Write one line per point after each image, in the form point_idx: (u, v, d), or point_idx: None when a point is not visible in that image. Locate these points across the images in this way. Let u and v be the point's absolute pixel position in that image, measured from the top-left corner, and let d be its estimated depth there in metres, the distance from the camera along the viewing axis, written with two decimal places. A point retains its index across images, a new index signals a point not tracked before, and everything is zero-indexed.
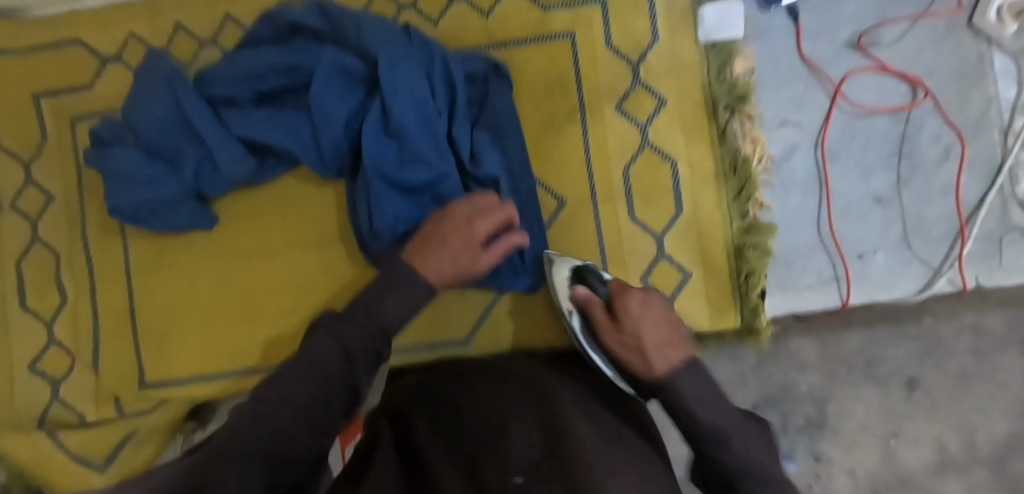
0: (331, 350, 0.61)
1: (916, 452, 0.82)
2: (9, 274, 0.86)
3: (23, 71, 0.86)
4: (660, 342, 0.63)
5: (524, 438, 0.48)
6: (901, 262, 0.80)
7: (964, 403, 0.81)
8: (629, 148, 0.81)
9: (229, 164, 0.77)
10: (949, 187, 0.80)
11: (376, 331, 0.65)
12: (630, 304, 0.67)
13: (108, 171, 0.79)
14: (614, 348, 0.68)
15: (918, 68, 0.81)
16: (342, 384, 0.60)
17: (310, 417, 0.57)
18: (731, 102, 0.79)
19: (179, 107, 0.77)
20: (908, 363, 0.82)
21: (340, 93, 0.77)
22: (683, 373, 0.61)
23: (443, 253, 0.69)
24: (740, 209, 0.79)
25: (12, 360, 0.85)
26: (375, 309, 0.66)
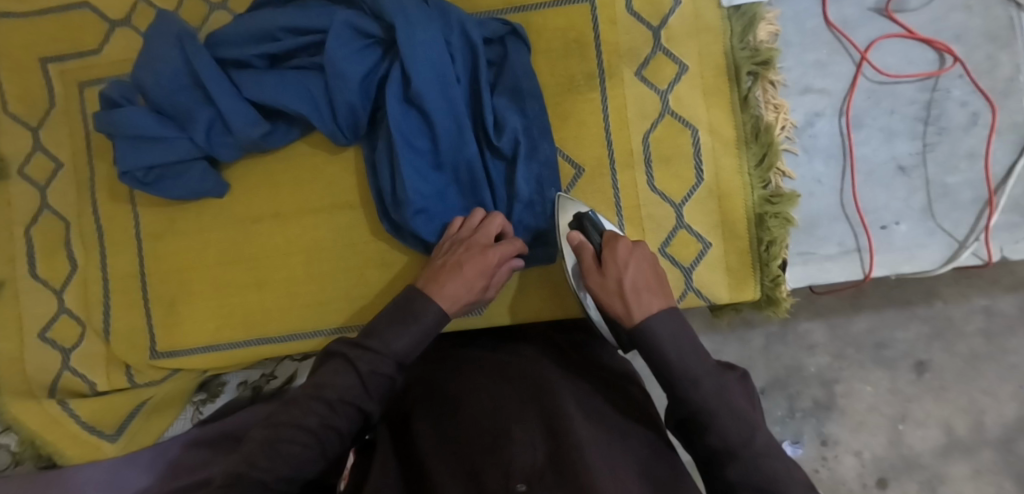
0: (350, 380, 0.57)
1: (923, 432, 0.91)
2: (17, 242, 0.85)
3: (28, 34, 0.84)
4: (639, 286, 0.62)
5: (528, 446, 0.48)
6: (925, 233, 0.79)
7: (974, 385, 0.90)
8: (650, 112, 0.79)
9: (243, 126, 0.77)
10: (975, 156, 0.79)
11: (387, 357, 0.59)
12: (618, 249, 0.65)
13: (119, 132, 0.78)
14: (597, 291, 0.66)
15: (945, 33, 0.79)
16: (353, 409, 0.57)
17: (321, 440, 0.55)
18: (754, 68, 0.77)
19: (190, 67, 0.77)
20: (918, 346, 0.91)
21: (356, 55, 0.75)
22: (663, 316, 0.59)
23: (457, 272, 0.68)
24: (762, 177, 0.77)
25: (22, 328, 0.84)
26: (385, 334, 0.61)
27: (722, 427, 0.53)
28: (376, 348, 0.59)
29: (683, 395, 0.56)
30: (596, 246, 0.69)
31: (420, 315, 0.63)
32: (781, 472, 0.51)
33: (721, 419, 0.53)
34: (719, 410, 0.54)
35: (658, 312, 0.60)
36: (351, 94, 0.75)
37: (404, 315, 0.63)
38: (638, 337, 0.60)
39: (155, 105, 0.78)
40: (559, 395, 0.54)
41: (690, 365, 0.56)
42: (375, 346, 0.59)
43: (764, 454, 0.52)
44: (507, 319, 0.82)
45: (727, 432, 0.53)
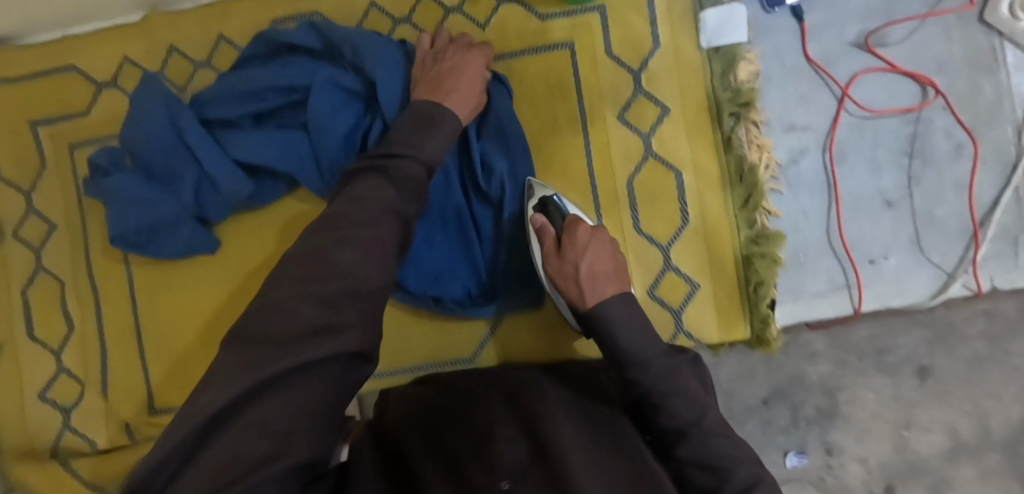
0: (383, 198, 0.58)
1: (929, 439, 0.80)
2: (14, 304, 0.86)
3: (17, 98, 0.85)
4: (596, 272, 0.69)
5: (510, 444, 0.51)
6: (914, 265, 0.79)
7: (978, 390, 0.79)
8: (634, 155, 0.79)
9: (229, 185, 0.77)
10: (961, 187, 0.78)
11: (419, 170, 0.63)
12: (578, 235, 0.71)
13: (110, 196, 0.78)
14: (554, 273, 0.72)
15: (926, 65, 0.78)
16: (390, 213, 0.58)
17: (376, 259, 0.54)
18: (736, 109, 0.77)
19: (177, 128, 0.77)
20: (919, 350, 0.80)
21: (340, 110, 0.76)
22: (615, 303, 0.67)
23: (461, 87, 0.71)
24: (747, 218, 0.77)
25: (25, 388, 0.85)
26: (416, 147, 0.64)
27: (676, 407, 0.60)
28: (375, 212, 0.57)
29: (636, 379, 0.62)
30: (556, 230, 0.73)
31: (399, 178, 0.61)
32: (729, 451, 0.58)
33: (675, 402, 0.60)
34: (671, 394, 0.61)
35: (612, 299, 0.67)
36: (336, 150, 0.75)
37: (387, 178, 0.61)
38: (591, 320, 0.67)
39: (145, 167, 0.78)
40: (536, 399, 0.58)
41: (643, 348, 0.63)
42: (373, 204, 0.57)
43: (713, 435, 0.59)
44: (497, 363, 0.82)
45: (678, 410, 0.60)
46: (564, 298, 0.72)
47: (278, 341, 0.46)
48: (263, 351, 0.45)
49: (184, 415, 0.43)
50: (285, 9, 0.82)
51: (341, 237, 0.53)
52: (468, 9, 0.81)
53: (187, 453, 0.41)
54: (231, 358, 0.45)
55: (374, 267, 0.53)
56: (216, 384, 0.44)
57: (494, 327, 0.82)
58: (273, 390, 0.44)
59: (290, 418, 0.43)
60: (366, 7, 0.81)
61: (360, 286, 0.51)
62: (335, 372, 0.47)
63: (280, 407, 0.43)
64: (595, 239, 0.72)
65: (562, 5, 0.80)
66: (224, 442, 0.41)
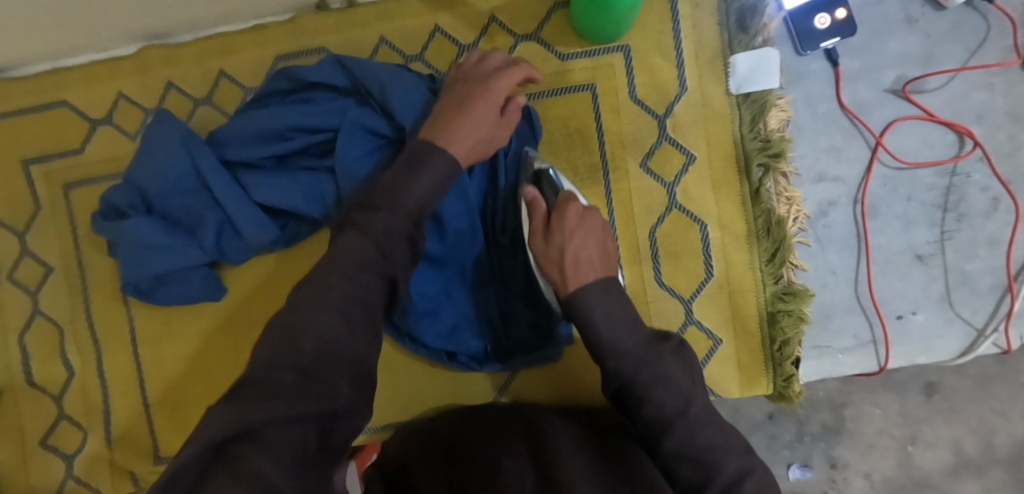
0: (361, 247, 0.53)
1: (934, 454, 0.78)
2: (10, 348, 0.83)
3: (8, 135, 0.81)
4: (581, 258, 0.61)
5: (518, 475, 0.52)
6: (943, 322, 0.76)
7: (985, 407, 0.77)
8: (656, 206, 0.76)
9: (252, 230, 0.73)
10: (996, 242, 0.76)
11: (405, 209, 0.56)
12: (568, 216, 0.63)
13: (122, 240, 0.73)
14: (538, 256, 0.64)
15: (964, 115, 0.75)
16: (374, 271, 0.52)
17: (352, 322, 0.49)
18: (766, 160, 0.74)
19: (196, 168, 0.73)
20: (927, 367, 0.78)
21: (367, 157, 0.72)
22: (598, 292, 0.59)
23: (467, 119, 0.63)
24: (774, 273, 0.75)
25: (24, 435, 0.83)
26: (402, 190, 0.57)
27: (659, 397, 0.56)
28: (352, 274, 0.51)
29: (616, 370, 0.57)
30: (547, 205, 0.67)
31: (382, 230, 0.54)
32: (715, 440, 0.55)
33: (656, 391, 0.56)
34: (656, 383, 0.56)
35: (595, 286, 0.59)
36: None
37: (367, 233, 0.54)
38: (572, 307, 0.60)
39: (161, 210, 0.74)
40: (551, 451, 0.55)
41: (627, 342, 0.58)
42: (351, 263, 0.52)
43: (697, 425, 0.56)
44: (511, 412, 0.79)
45: (660, 400, 0.56)
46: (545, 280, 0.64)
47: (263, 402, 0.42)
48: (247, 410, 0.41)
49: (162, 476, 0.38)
50: (291, 44, 0.78)
51: (315, 301, 0.49)
52: (484, 47, 0.77)
53: None
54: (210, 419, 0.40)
55: (352, 339, 0.49)
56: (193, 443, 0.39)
57: (507, 382, 0.80)
58: (250, 448, 0.39)
59: (276, 470, 0.38)
60: (377, 42, 0.77)
61: (336, 353, 0.48)
62: (317, 431, 0.43)
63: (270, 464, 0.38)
64: (587, 220, 0.63)
65: (583, 45, 0.76)
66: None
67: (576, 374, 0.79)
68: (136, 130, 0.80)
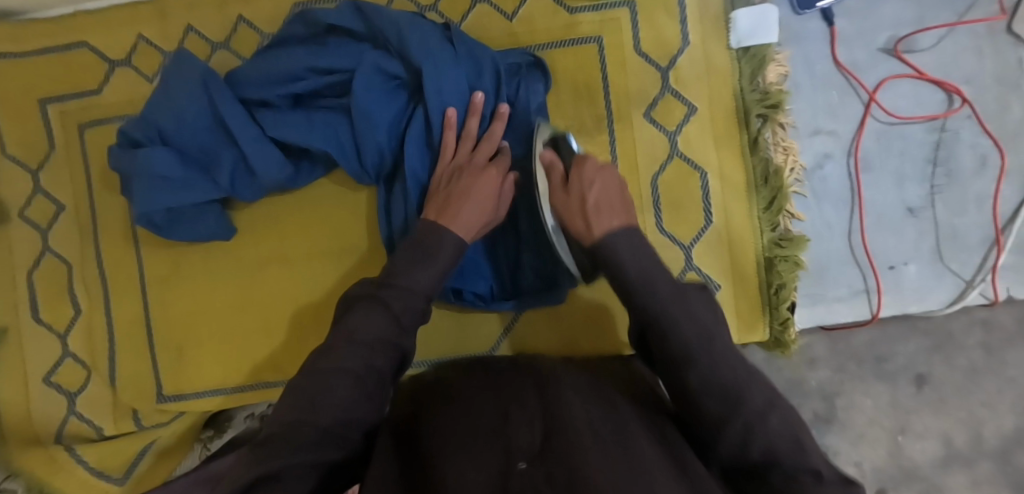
0: (378, 324, 0.60)
1: (922, 446, 0.81)
2: (19, 286, 0.84)
3: (27, 74, 0.82)
4: (601, 206, 0.64)
5: (527, 425, 0.47)
6: (933, 275, 0.79)
7: (973, 399, 0.80)
8: (659, 155, 0.78)
9: (266, 167, 0.74)
10: (984, 198, 0.79)
11: (417, 292, 0.64)
12: (586, 168, 0.66)
13: (137, 174, 0.73)
14: (558, 208, 0.67)
15: (954, 75, 0.78)
16: (388, 344, 0.60)
17: (366, 388, 0.56)
18: (764, 111, 0.77)
19: (211, 105, 0.74)
20: (918, 358, 0.81)
21: (381, 97, 0.73)
22: (623, 235, 0.63)
23: (462, 205, 0.68)
24: (771, 221, 0.77)
25: (27, 372, 0.83)
26: (412, 275, 0.65)
27: (681, 328, 0.55)
28: (371, 344, 0.59)
29: (642, 303, 0.58)
30: (565, 165, 0.68)
31: (396, 308, 0.62)
32: (736, 375, 0.52)
33: (679, 323, 0.55)
34: (679, 316, 0.56)
35: (618, 231, 0.63)
36: (378, 136, 0.73)
37: (384, 310, 0.61)
38: (597, 250, 0.64)
39: (178, 147, 0.74)
40: (563, 400, 0.50)
41: (652, 279, 0.59)
42: (368, 335, 0.59)
43: (722, 359, 0.53)
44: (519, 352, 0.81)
45: (683, 333, 0.55)
46: (571, 232, 0.67)
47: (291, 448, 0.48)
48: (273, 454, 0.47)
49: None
50: None
51: (337, 367, 0.56)
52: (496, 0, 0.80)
53: None
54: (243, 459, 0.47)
55: (369, 403, 0.56)
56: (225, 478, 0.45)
57: (512, 323, 0.81)
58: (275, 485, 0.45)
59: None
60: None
61: (351, 415, 0.54)
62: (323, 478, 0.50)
63: None
64: (606, 172, 0.67)
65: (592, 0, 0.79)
66: None
67: (582, 317, 0.81)
68: (153, 73, 0.82)
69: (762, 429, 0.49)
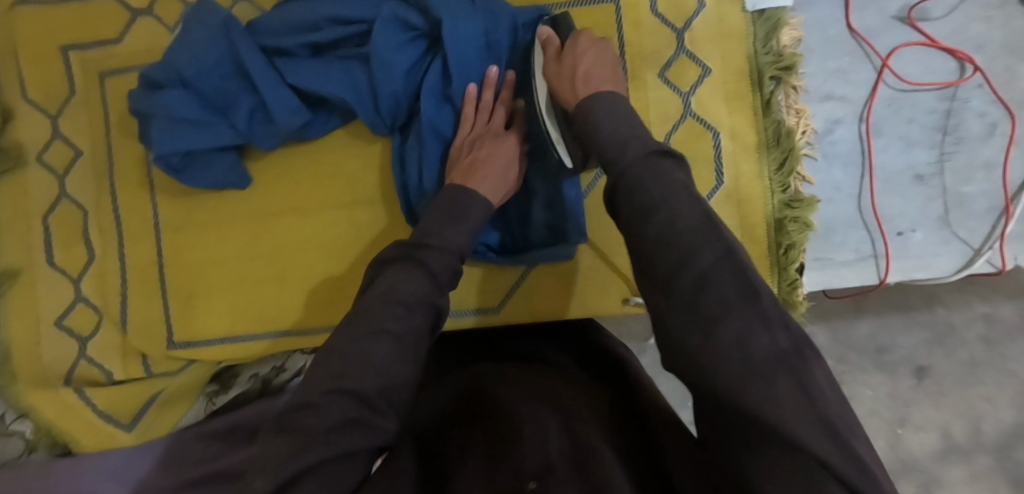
0: (416, 283, 0.55)
1: (921, 438, 0.88)
2: (34, 229, 0.84)
3: (49, 20, 0.83)
4: (591, 70, 0.61)
5: (541, 441, 0.48)
6: (940, 241, 0.80)
7: (971, 392, 0.87)
8: (672, 115, 0.79)
9: (284, 113, 0.75)
10: (993, 165, 0.79)
11: (451, 250, 0.60)
12: (580, 41, 0.65)
13: (157, 114, 0.75)
14: (550, 79, 0.65)
15: (965, 43, 0.79)
16: (425, 303, 0.55)
17: (407, 351, 0.52)
18: (777, 73, 0.78)
19: (231, 49, 0.75)
20: (918, 350, 0.88)
21: (400, 46, 0.74)
22: (605, 98, 0.56)
23: (483, 168, 0.68)
24: (781, 181, 0.78)
25: (38, 315, 0.84)
26: (446, 234, 0.61)
27: (644, 189, 0.45)
28: (408, 304, 0.54)
29: (628, 195, 0.46)
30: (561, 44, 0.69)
31: (435, 268, 0.57)
32: (697, 228, 0.42)
33: (679, 229, 0.43)
34: (647, 176, 0.46)
35: (601, 92, 0.57)
36: (395, 84, 0.73)
37: (423, 271, 0.57)
38: (580, 107, 0.58)
39: (196, 92, 0.75)
40: (579, 422, 0.51)
41: (620, 139, 0.51)
42: (406, 295, 0.54)
43: (680, 212, 0.43)
44: (525, 315, 0.81)
45: (646, 193, 0.45)
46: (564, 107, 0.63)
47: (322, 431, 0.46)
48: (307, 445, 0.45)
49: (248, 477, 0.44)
50: None
51: (374, 329, 0.51)
52: None
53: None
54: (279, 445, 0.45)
55: (406, 365, 0.52)
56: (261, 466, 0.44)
57: (521, 279, 0.82)
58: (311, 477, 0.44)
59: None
60: None
61: (393, 381, 0.50)
62: (363, 461, 0.48)
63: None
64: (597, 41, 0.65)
65: None
66: None
67: (590, 273, 0.81)
68: (174, 22, 0.82)
69: (716, 283, 0.40)
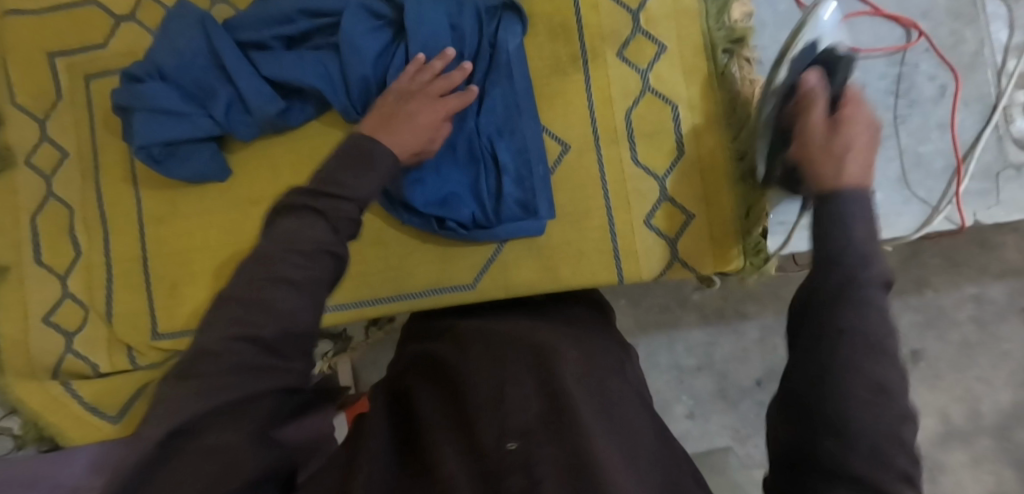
0: (317, 232, 0.51)
1: (920, 422, 1.01)
2: (22, 229, 0.87)
3: (36, 28, 0.87)
4: (854, 158, 0.52)
5: (522, 402, 0.49)
6: (901, 201, 0.82)
7: (968, 374, 1.00)
8: (632, 91, 0.83)
9: (259, 102, 0.78)
10: (945, 126, 0.82)
11: (354, 202, 0.55)
12: (861, 120, 0.56)
13: (138, 106, 0.78)
14: (805, 140, 0.57)
15: (911, 11, 0.82)
16: (324, 252, 0.50)
17: (312, 295, 0.48)
18: (729, 46, 0.82)
19: (210, 44, 0.79)
20: (910, 334, 1.01)
21: (368, 32, 0.78)
22: (857, 201, 0.47)
23: (402, 124, 0.67)
24: (740, 148, 0.81)
25: (26, 311, 0.86)
26: (348, 183, 0.56)
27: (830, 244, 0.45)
28: (307, 253, 0.49)
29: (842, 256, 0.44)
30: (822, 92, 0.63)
31: (335, 218, 0.53)
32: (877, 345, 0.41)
33: (843, 346, 0.41)
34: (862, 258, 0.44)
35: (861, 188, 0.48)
36: (365, 67, 0.77)
37: (324, 220, 0.52)
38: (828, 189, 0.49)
39: (176, 84, 0.79)
40: (556, 372, 0.51)
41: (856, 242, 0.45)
42: (305, 243, 0.50)
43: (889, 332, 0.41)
44: (500, 294, 0.82)
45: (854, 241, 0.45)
46: (810, 178, 0.53)
47: (222, 374, 0.44)
48: (206, 393, 0.43)
49: (148, 425, 0.43)
50: None
51: (271, 275, 0.47)
52: None
53: (156, 460, 0.41)
54: (175, 395, 0.44)
55: (308, 312, 0.48)
56: (161, 414, 0.43)
57: (494, 254, 0.83)
58: (214, 420, 0.43)
59: (240, 439, 0.43)
60: None
61: (294, 328, 0.46)
62: (276, 404, 0.46)
63: (224, 438, 0.43)
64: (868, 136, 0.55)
65: None
66: (190, 457, 0.42)
67: (563, 245, 0.82)
68: (155, 25, 0.86)
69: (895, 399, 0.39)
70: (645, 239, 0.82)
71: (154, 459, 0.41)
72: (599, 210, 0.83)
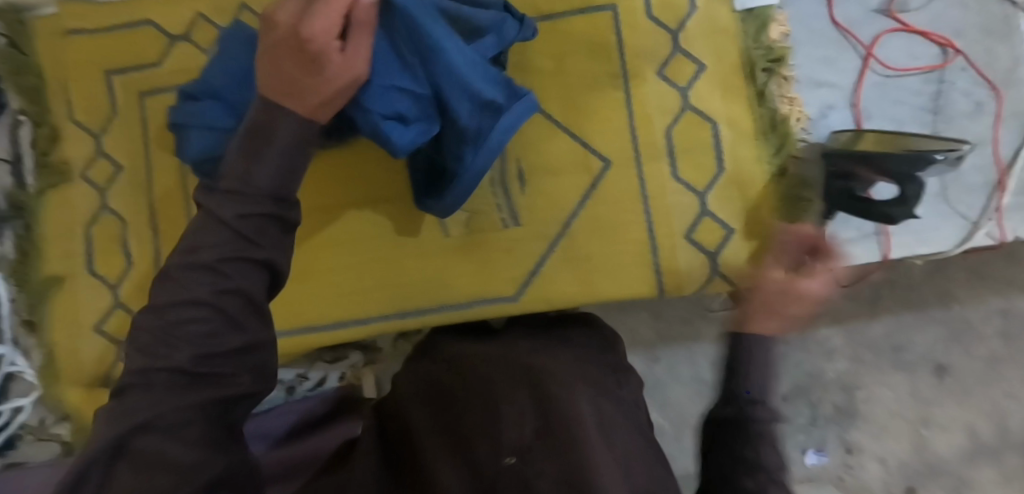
0: (222, 240, 0.43)
1: (946, 437, 1.01)
2: (77, 242, 0.90)
3: (93, 48, 0.90)
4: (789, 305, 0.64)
5: (518, 420, 0.50)
6: (939, 216, 0.83)
7: (996, 389, 1.00)
8: (671, 109, 0.85)
9: None
10: (983, 142, 0.83)
11: (262, 194, 0.45)
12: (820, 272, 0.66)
13: (192, 123, 0.80)
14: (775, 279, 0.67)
15: (945, 29, 0.84)
16: (235, 260, 0.43)
17: (232, 313, 0.43)
18: (768, 65, 0.84)
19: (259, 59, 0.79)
20: (936, 349, 1.01)
21: None
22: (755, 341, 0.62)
23: (314, 85, 0.51)
24: (778, 164, 0.83)
25: (82, 322, 0.88)
26: (254, 171, 0.46)
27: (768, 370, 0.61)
28: (213, 269, 0.43)
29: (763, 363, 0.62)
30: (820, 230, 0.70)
31: (237, 219, 0.44)
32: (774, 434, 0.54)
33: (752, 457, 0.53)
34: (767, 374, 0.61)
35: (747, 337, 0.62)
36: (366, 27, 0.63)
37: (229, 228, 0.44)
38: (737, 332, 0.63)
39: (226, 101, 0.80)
40: (551, 392, 0.52)
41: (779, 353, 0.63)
42: (208, 256, 0.43)
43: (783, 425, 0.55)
44: (541, 304, 0.84)
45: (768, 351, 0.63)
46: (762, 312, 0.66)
47: (150, 394, 0.40)
48: (134, 409, 0.40)
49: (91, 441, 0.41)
50: None
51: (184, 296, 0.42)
52: None
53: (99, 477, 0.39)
54: (108, 420, 0.40)
55: (241, 329, 0.43)
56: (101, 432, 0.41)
57: (538, 267, 0.85)
58: (150, 435, 0.40)
59: (183, 450, 0.40)
60: None
61: (216, 349, 0.42)
62: (219, 418, 0.43)
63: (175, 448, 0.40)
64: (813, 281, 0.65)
65: None
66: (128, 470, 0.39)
67: (606, 259, 0.84)
68: (208, 45, 0.90)
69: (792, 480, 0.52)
70: (684, 253, 0.84)
71: (96, 477, 0.39)
72: (639, 224, 0.84)
